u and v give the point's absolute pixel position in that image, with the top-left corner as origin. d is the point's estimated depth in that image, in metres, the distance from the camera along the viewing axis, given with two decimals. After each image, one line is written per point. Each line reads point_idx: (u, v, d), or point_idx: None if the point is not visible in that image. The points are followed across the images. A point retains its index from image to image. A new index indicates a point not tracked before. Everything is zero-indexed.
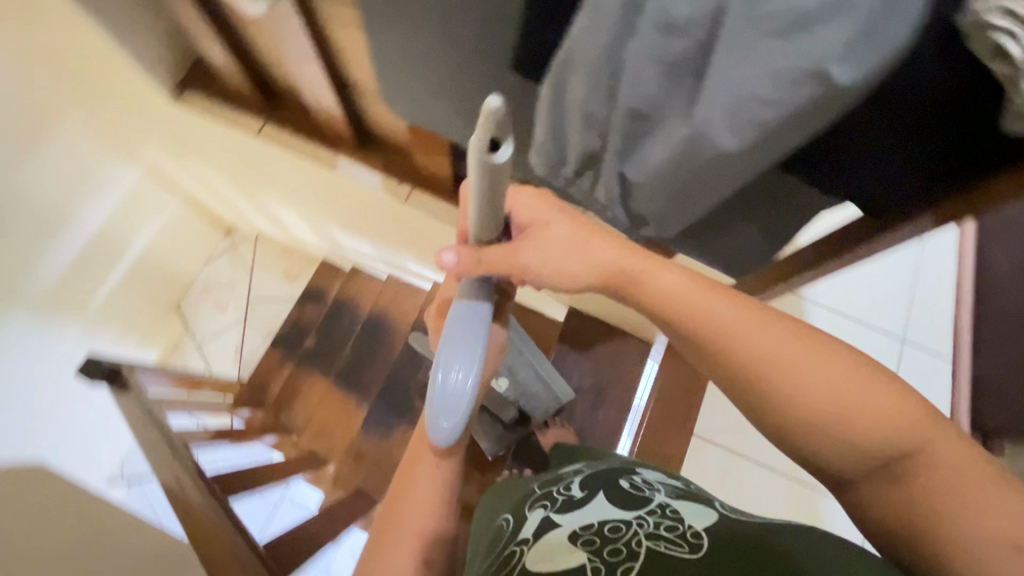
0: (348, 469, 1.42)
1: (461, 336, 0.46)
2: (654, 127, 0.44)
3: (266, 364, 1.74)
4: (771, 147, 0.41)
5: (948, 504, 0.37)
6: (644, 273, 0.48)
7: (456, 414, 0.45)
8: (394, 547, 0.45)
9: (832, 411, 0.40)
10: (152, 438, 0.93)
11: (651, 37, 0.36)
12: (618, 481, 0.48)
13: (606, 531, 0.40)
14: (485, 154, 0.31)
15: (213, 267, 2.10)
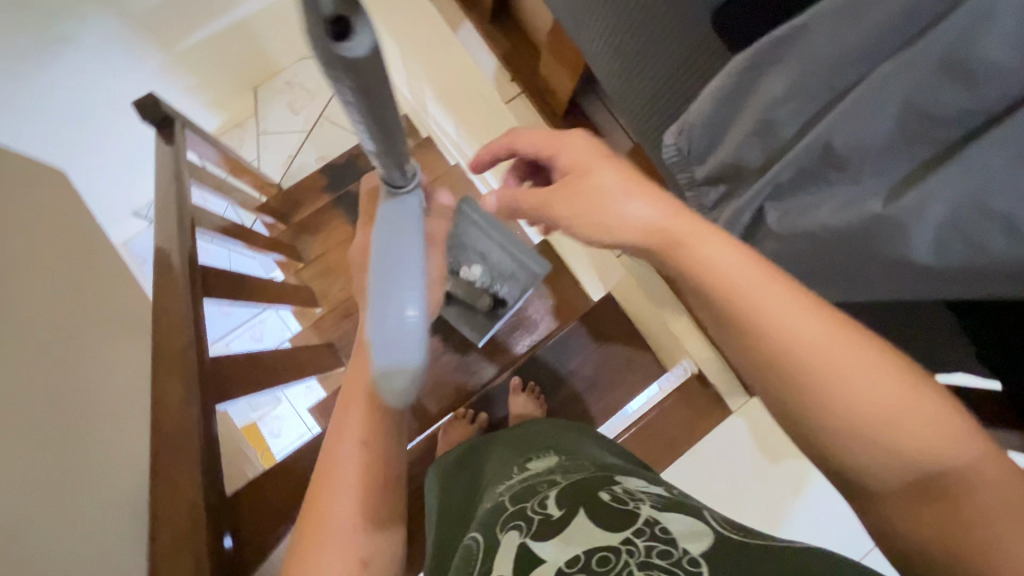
0: (332, 318, 1.43)
1: (390, 270, 0.35)
2: (837, 181, 0.31)
3: (308, 184, 1.71)
4: (968, 291, 0.30)
5: (993, 528, 0.28)
6: (688, 236, 0.36)
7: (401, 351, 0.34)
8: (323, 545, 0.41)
9: (874, 424, 0.31)
10: (169, 201, 0.93)
11: (919, 64, 0.27)
12: (598, 491, 0.37)
13: (593, 565, 0.30)
14: (327, 49, 0.23)
15: (304, 68, 2.05)
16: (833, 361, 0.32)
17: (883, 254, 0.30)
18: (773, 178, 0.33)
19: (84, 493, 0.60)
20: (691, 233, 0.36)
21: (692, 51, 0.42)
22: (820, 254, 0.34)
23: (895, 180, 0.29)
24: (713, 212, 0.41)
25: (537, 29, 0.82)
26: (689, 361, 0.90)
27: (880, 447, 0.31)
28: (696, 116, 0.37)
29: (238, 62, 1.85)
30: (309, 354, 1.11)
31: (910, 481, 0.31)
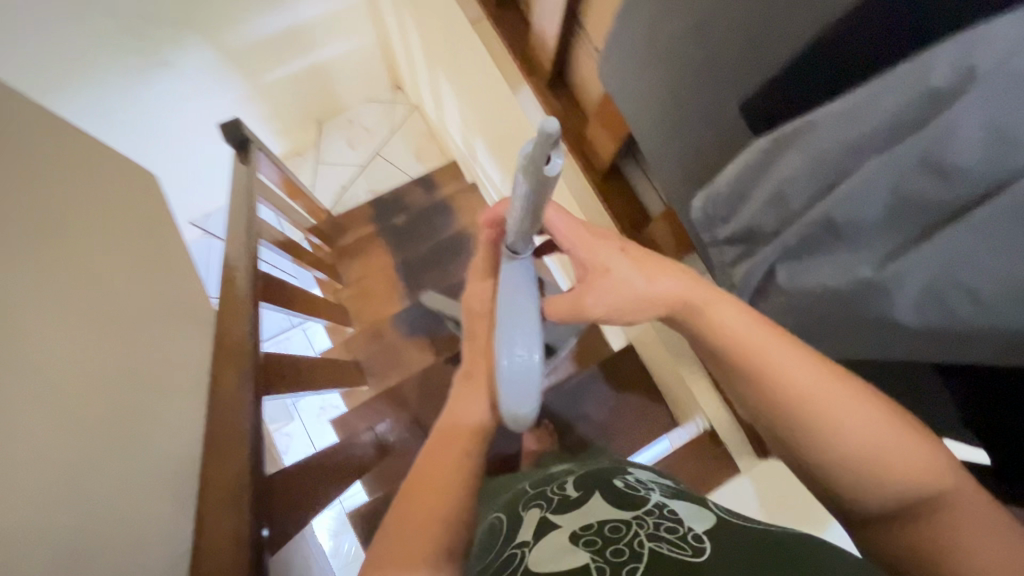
0: (361, 339, 1.50)
1: (517, 324, 0.51)
2: (835, 249, 0.37)
3: (356, 213, 1.84)
4: (941, 352, 0.35)
5: (956, 539, 0.35)
6: (703, 301, 0.46)
7: (527, 392, 0.49)
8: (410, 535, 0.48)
9: (865, 457, 0.38)
10: (241, 213, 1.04)
11: (904, 161, 0.32)
12: (613, 479, 0.49)
13: (606, 531, 0.40)
14: (539, 168, 0.36)
15: (366, 109, 2.26)
16: (829, 416, 0.39)
17: (874, 312, 0.36)
18: (783, 242, 0.40)
19: (137, 458, 0.66)
20: (707, 298, 0.46)
21: (722, 136, 0.48)
22: (822, 308, 0.40)
23: (887, 250, 0.35)
24: (734, 265, 0.47)
25: (588, 98, 0.92)
26: (701, 417, 0.92)
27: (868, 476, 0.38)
28: (721, 188, 0.45)
29: (308, 98, 2.08)
30: (338, 367, 1.18)
31: (893, 503, 0.38)
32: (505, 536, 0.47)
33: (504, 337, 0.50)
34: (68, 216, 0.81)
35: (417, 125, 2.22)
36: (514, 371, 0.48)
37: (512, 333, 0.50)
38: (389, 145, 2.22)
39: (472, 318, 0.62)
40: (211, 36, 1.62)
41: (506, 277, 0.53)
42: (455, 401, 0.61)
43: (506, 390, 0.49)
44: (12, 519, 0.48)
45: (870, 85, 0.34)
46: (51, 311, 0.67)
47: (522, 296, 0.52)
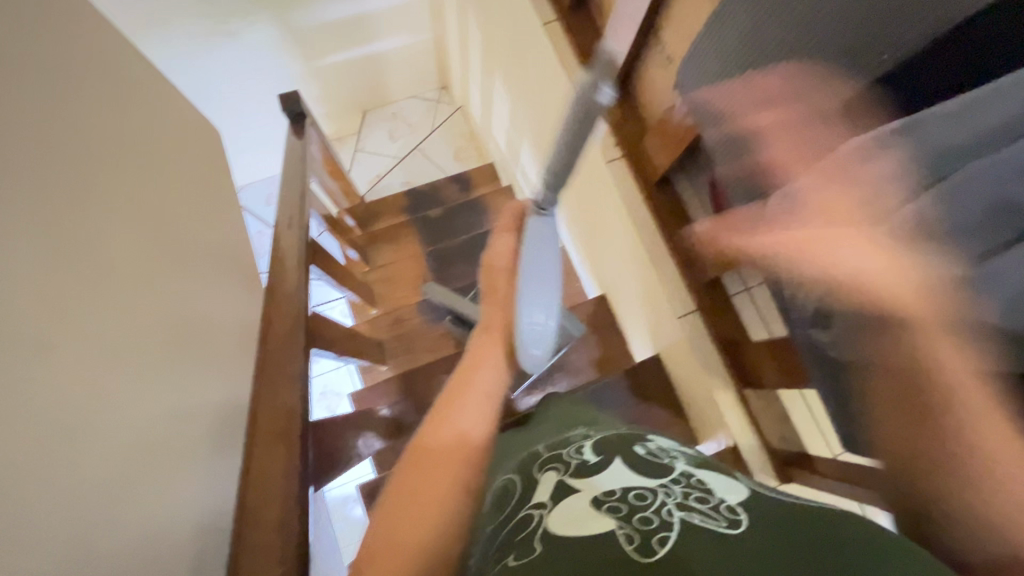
0: (384, 322, 1.51)
1: (539, 290, 0.68)
2: (920, 247, 0.39)
3: (390, 201, 1.87)
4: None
5: None
6: (832, 236, 0.44)
7: (542, 344, 0.66)
8: (434, 475, 0.46)
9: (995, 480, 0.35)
10: (294, 180, 1.06)
11: (1004, 164, 0.35)
12: (635, 446, 0.49)
13: (631, 498, 0.39)
14: (591, 92, 0.49)
15: (411, 104, 2.31)
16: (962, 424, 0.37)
17: (965, 312, 0.37)
18: (865, 239, 0.42)
19: (179, 394, 0.67)
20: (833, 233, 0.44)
21: (806, 139, 0.51)
22: (902, 307, 0.41)
23: (982, 251, 0.36)
24: (805, 266, 0.49)
25: (653, 108, 0.94)
26: (724, 434, 0.92)
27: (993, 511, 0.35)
28: None
29: (358, 85, 2.13)
30: (362, 342, 1.19)
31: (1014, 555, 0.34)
32: (521, 496, 0.48)
33: (529, 299, 0.66)
34: (137, 158, 0.84)
35: (459, 125, 2.26)
36: (532, 328, 0.65)
37: (532, 301, 0.66)
38: (429, 140, 2.26)
39: (487, 273, 0.70)
40: (279, 15, 1.67)
41: (533, 236, 0.69)
42: (474, 347, 0.63)
43: (523, 342, 0.64)
44: (65, 426, 0.49)
45: (979, 93, 0.37)
46: (114, 239, 0.69)
47: (547, 251, 0.69)
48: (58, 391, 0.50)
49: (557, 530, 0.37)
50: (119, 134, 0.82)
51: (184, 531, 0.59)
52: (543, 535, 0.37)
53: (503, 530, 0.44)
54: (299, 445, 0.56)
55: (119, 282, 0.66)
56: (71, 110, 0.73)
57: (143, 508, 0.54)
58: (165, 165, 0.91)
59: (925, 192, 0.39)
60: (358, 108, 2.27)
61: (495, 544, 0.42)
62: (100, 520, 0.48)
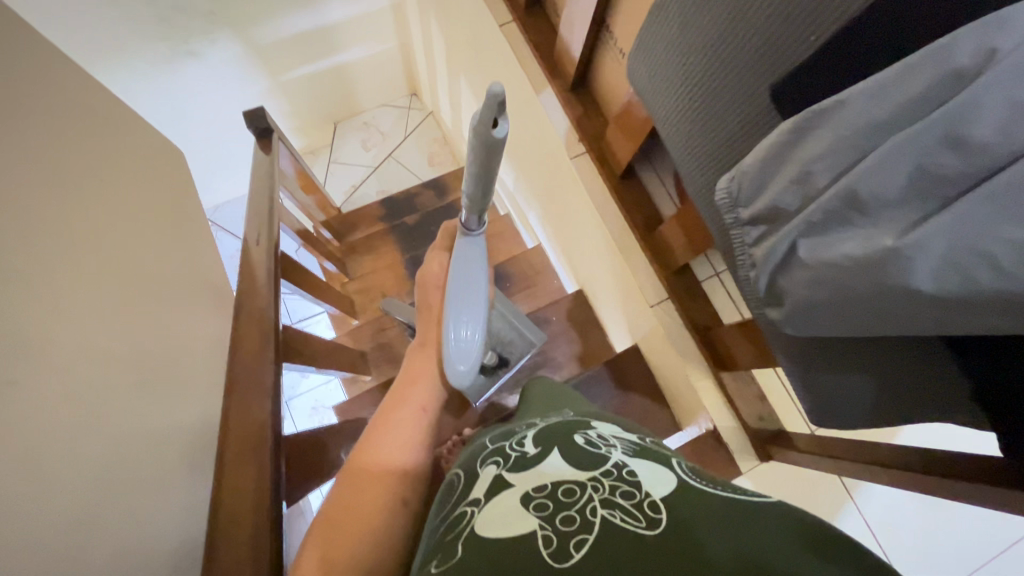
0: (366, 332, 1.51)
1: (468, 309, 0.71)
2: (857, 221, 0.40)
3: (367, 210, 1.87)
4: (959, 318, 0.36)
5: None
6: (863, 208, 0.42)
7: (467, 360, 0.70)
8: (362, 499, 0.53)
9: None
10: (262, 196, 1.06)
11: (923, 140, 0.35)
12: (575, 436, 0.51)
13: (559, 495, 0.40)
14: (487, 130, 0.50)
15: (382, 113, 2.31)
16: None
17: (892, 282, 0.37)
18: (805, 218, 0.43)
19: (153, 418, 0.67)
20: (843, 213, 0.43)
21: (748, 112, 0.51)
22: (844, 279, 0.41)
23: (908, 222, 0.36)
24: (756, 245, 0.50)
25: (611, 102, 0.95)
26: (704, 418, 0.94)
27: None
28: (750, 167, 0.48)
29: (327, 96, 2.12)
30: (343, 353, 1.19)
31: None
32: (462, 489, 0.50)
33: (453, 317, 0.70)
34: (100, 184, 0.83)
35: (431, 130, 2.26)
36: (459, 342, 0.70)
37: (461, 313, 0.71)
38: (402, 148, 2.26)
39: (423, 288, 0.76)
40: (242, 32, 1.66)
41: (463, 250, 0.71)
42: (411, 360, 0.72)
43: (450, 355, 0.69)
44: (38, 459, 0.49)
45: (901, 65, 0.37)
46: (79, 268, 0.68)
47: (477, 267, 0.73)
48: (23, 424, 0.49)
49: (482, 530, 0.38)
50: (79, 162, 0.81)
51: (165, 556, 0.58)
52: (468, 538, 0.38)
53: (437, 525, 0.46)
54: (271, 456, 0.56)
55: (85, 309, 0.65)
56: (26, 140, 0.72)
57: (119, 537, 0.53)
58: (129, 189, 0.90)
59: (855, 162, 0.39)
60: (329, 120, 2.27)
61: (430, 537, 0.44)
62: (73, 552, 0.48)
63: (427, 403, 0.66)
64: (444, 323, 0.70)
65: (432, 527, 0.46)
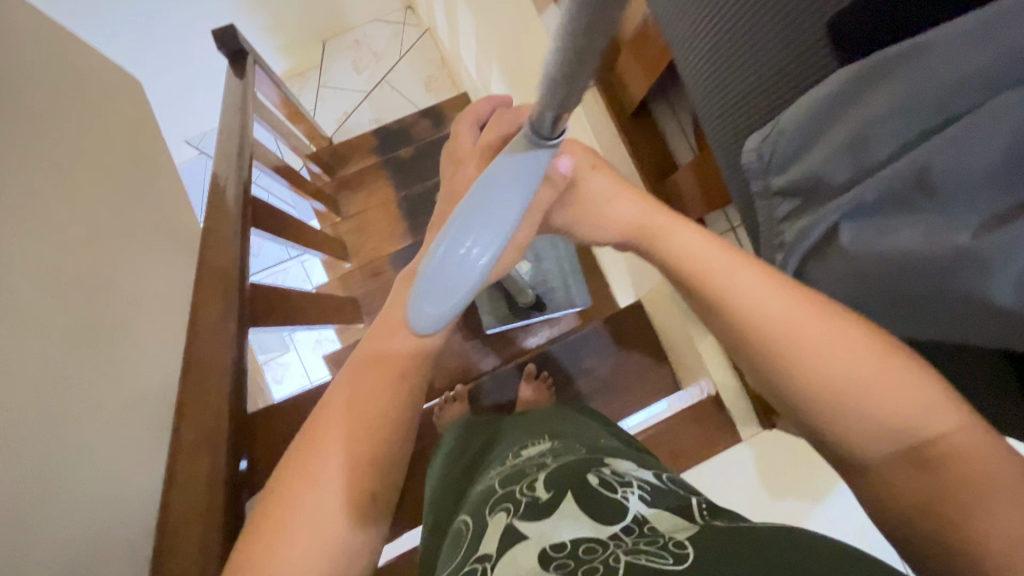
0: (359, 276, 1.44)
1: (482, 224, 0.41)
2: (918, 208, 0.38)
3: (358, 142, 1.74)
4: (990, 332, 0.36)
5: (963, 493, 0.37)
6: (662, 230, 0.54)
7: (443, 303, 0.42)
8: (297, 491, 0.45)
9: (855, 391, 0.41)
10: (231, 132, 0.96)
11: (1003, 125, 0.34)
12: (588, 477, 0.51)
13: (580, 553, 0.40)
14: None
15: (374, 29, 2.11)
16: (821, 367, 0.43)
17: (958, 290, 0.35)
18: (857, 197, 0.40)
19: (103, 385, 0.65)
20: (712, 269, 0.50)
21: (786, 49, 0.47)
22: (896, 270, 0.39)
23: (983, 218, 0.34)
24: (786, 221, 0.48)
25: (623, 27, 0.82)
26: (706, 380, 0.89)
27: (872, 419, 0.41)
28: (788, 125, 0.45)
29: (311, 10, 1.94)
30: (332, 303, 1.14)
31: (901, 452, 0.40)
32: (469, 544, 0.48)
33: (456, 227, 0.41)
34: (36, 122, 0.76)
35: (428, 49, 2.06)
36: (449, 269, 0.42)
37: (469, 224, 0.41)
38: (397, 70, 2.08)
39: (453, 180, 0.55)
40: None
41: (508, 158, 0.41)
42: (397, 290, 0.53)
43: (427, 283, 0.42)
44: None
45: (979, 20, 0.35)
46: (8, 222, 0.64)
47: (516, 186, 0.41)
48: None
49: None
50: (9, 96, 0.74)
51: None
52: None
53: None
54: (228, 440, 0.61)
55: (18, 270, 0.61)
56: None
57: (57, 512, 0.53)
58: None
59: (918, 137, 0.38)
60: (316, 37, 2.08)
61: None
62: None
63: (403, 372, 0.51)
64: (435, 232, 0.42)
65: None
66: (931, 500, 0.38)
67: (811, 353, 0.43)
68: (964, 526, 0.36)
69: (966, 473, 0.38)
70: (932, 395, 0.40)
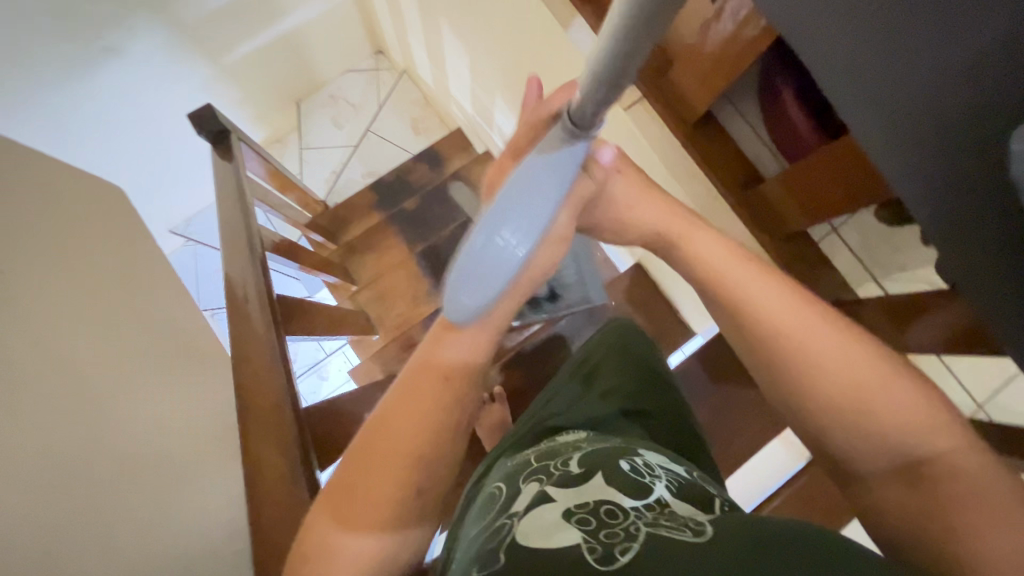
0: (393, 348, 1.31)
1: (517, 204, 0.49)
2: None
3: (357, 201, 1.63)
4: None
5: (960, 504, 0.42)
6: (683, 236, 0.61)
7: (483, 287, 0.51)
8: (367, 473, 0.52)
9: (858, 404, 0.49)
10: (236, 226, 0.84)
11: None
12: (620, 461, 0.54)
13: (601, 514, 0.45)
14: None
15: (349, 80, 2.02)
16: (826, 365, 0.51)
17: None
18: None
19: None
20: (743, 282, 0.57)
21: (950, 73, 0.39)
22: None
23: None
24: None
25: (677, 35, 0.74)
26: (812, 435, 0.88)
27: (867, 432, 0.49)
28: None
29: (282, 73, 1.84)
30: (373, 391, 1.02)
31: (894, 467, 0.47)
32: (502, 504, 0.54)
33: (496, 212, 0.49)
34: None
35: (409, 92, 1.99)
36: (492, 253, 0.49)
37: (508, 214, 0.49)
38: (380, 119, 1.99)
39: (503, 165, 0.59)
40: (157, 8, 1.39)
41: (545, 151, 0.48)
42: None
43: (471, 265, 0.50)
44: None
45: None
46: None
47: (553, 176, 0.49)
48: None
49: (524, 542, 0.43)
50: None
51: None
52: (510, 547, 0.44)
53: (483, 534, 0.50)
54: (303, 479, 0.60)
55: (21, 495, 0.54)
56: None
57: None
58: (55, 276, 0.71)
59: None
60: (289, 99, 1.97)
61: (471, 553, 0.48)
62: None
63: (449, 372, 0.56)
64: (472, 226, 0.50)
65: (475, 541, 0.50)
66: (924, 515, 0.44)
67: (823, 362, 0.51)
68: (948, 538, 0.42)
69: (958, 491, 0.43)
70: (934, 416, 0.47)
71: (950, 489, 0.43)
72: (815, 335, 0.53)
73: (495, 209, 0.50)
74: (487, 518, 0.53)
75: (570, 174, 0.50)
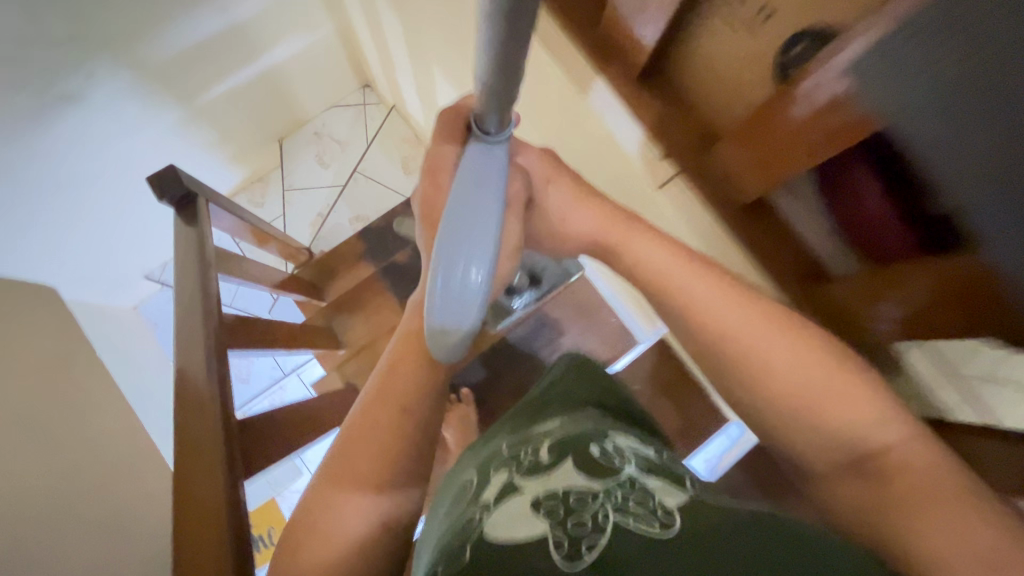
0: None
1: (467, 237, 0.55)
2: None
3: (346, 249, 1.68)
4: None
5: (905, 501, 0.55)
6: (619, 242, 0.69)
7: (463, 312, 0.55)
8: (342, 489, 0.62)
9: (795, 395, 0.61)
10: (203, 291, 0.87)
11: None
12: (588, 445, 0.59)
13: (571, 501, 0.50)
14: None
15: (333, 115, 2.12)
16: (766, 361, 0.63)
17: None
18: None
19: None
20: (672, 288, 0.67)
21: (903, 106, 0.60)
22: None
23: None
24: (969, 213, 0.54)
25: (718, 110, 0.81)
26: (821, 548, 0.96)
27: (816, 427, 0.61)
28: None
29: (263, 112, 1.89)
30: None
31: (845, 461, 0.60)
32: (473, 496, 0.60)
33: (453, 251, 0.55)
34: None
35: (397, 130, 2.10)
36: (456, 290, 0.55)
37: (454, 247, 0.55)
38: (368, 156, 2.11)
39: (430, 174, 0.63)
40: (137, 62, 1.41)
41: (471, 157, 0.56)
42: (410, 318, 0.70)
43: (447, 301, 0.55)
44: None
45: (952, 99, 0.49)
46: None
47: (485, 185, 0.56)
48: None
49: (491, 534, 0.48)
50: None
51: None
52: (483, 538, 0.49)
53: (455, 528, 0.55)
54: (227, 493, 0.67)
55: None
56: None
57: None
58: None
59: None
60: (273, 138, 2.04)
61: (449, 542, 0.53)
62: None
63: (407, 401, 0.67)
64: (434, 268, 0.55)
65: (452, 528, 0.56)
66: (875, 506, 0.57)
67: (762, 358, 0.63)
68: (897, 525, 0.54)
69: (909, 483, 0.55)
70: (869, 407, 0.59)
71: (906, 479, 0.55)
72: (756, 337, 0.64)
73: (444, 239, 0.56)
74: (460, 509, 0.59)
75: (495, 169, 0.56)
